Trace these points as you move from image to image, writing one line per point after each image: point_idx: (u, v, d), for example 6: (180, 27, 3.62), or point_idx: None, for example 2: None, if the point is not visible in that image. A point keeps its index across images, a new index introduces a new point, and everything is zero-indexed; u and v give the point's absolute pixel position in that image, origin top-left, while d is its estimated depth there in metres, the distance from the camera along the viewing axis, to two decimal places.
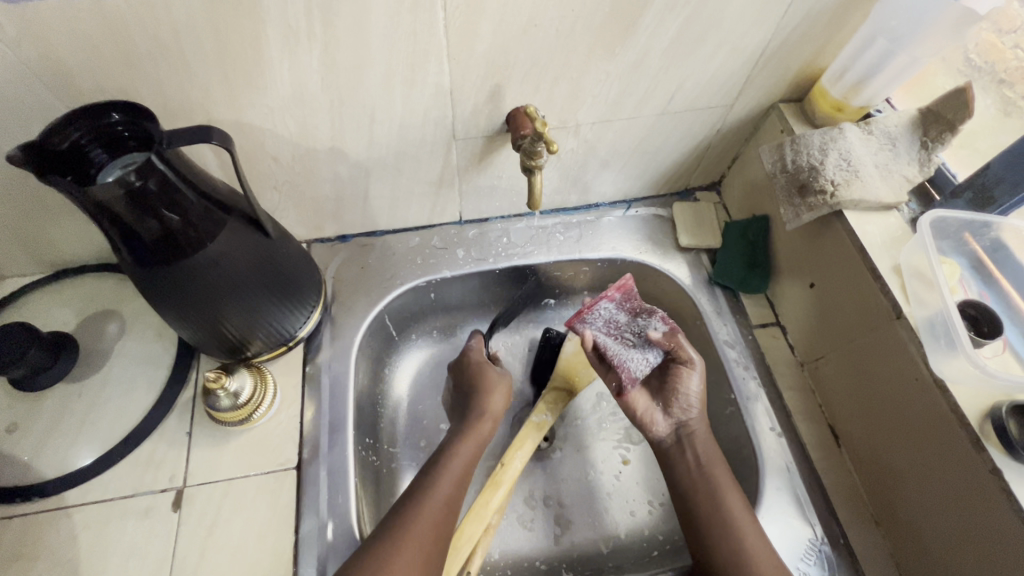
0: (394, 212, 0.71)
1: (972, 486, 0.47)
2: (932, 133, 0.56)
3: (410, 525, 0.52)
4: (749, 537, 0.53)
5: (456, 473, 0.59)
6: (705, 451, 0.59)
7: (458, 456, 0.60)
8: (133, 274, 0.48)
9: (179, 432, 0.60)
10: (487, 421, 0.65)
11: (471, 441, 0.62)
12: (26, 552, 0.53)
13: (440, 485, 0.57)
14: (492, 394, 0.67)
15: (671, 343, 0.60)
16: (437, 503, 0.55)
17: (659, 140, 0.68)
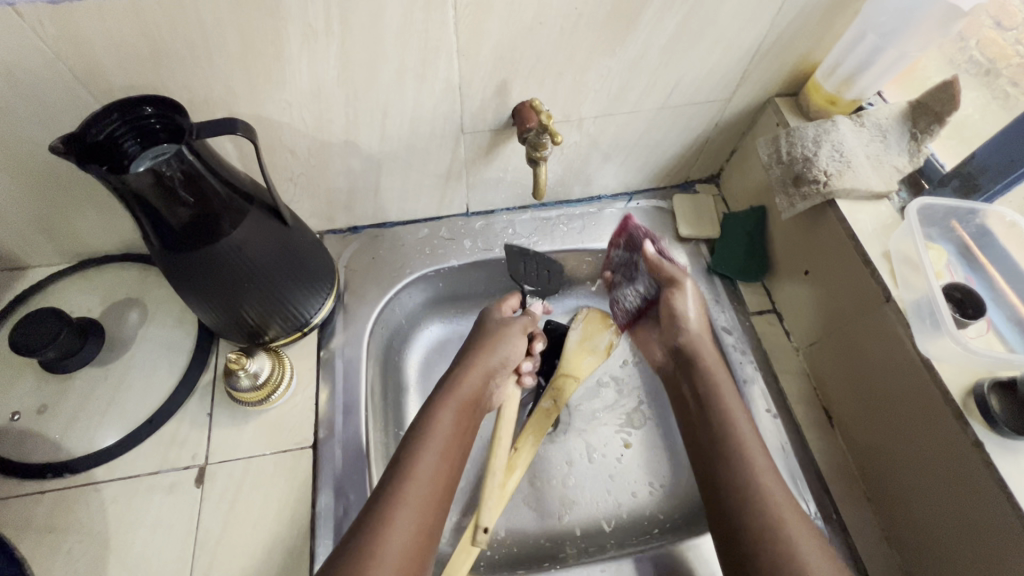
0: (404, 204, 0.74)
1: (957, 458, 0.49)
2: (921, 125, 0.59)
3: (405, 487, 0.53)
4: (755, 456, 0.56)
5: (442, 440, 0.58)
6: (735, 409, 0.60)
7: (443, 419, 0.60)
8: (159, 257, 0.51)
9: (200, 413, 0.63)
10: (477, 375, 0.64)
11: (459, 400, 0.62)
12: (58, 525, 0.56)
13: (428, 451, 0.57)
14: (489, 350, 0.66)
15: (657, 269, 0.70)
16: (427, 467, 0.55)
17: (659, 134, 0.71)
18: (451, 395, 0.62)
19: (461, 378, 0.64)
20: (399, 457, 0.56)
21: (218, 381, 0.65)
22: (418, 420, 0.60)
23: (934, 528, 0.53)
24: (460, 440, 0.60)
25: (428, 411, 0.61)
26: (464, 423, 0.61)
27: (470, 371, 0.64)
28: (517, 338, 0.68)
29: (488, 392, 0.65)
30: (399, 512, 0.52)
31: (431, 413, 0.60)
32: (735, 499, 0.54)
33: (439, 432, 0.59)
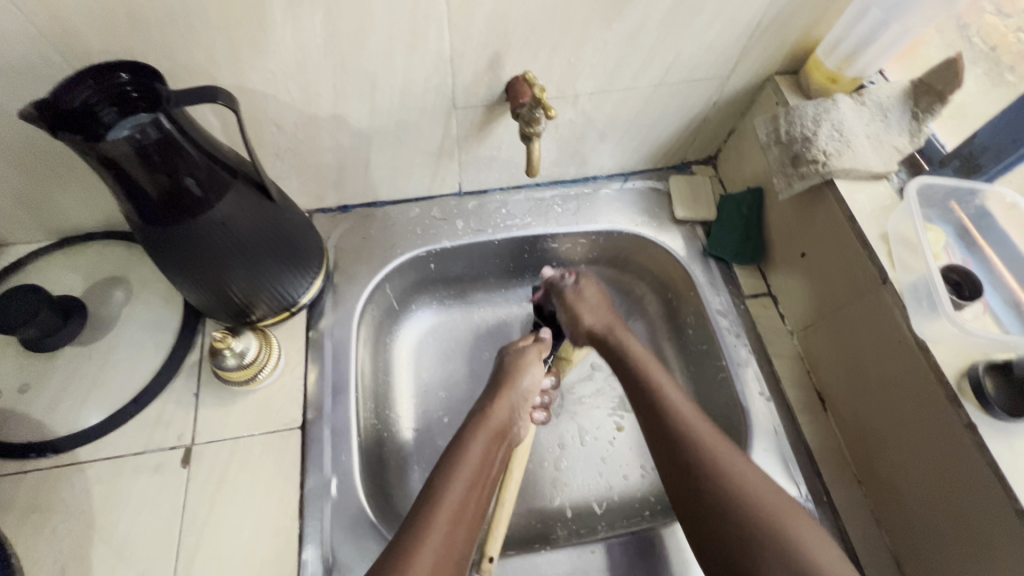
0: (394, 182, 0.72)
1: (955, 455, 0.48)
2: (923, 104, 0.57)
3: (433, 514, 0.50)
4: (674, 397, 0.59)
5: (470, 470, 0.55)
6: (686, 413, 0.57)
7: (473, 451, 0.56)
8: (141, 234, 0.49)
9: (186, 393, 0.61)
10: (504, 407, 0.62)
11: (489, 429, 0.59)
12: (41, 505, 0.55)
13: (456, 480, 0.53)
14: (525, 372, 0.65)
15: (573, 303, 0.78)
16: (455, 496, 0.52)
17: (656, 112, 0.69)
18: (481, 426, 0.59)
19: (489, 409, 0.61)
20: (427, 488, 0.53)
21: (205, 361, 0.64)
22: (449, 449, 0.57)
23: (939, 544, 0.52)
24: (488, 473, 0.57)
25: (459, 441, 0.58)
26: (493, 452, 0.58)
27: (498, 400, 0.62)
28: (535, 359, 0.67)
29: (517, 425, 0.62)
30: (429, 536, 0.48)
31: (459, 443, 0.57)
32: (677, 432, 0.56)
33: (469, 464, 0.55)
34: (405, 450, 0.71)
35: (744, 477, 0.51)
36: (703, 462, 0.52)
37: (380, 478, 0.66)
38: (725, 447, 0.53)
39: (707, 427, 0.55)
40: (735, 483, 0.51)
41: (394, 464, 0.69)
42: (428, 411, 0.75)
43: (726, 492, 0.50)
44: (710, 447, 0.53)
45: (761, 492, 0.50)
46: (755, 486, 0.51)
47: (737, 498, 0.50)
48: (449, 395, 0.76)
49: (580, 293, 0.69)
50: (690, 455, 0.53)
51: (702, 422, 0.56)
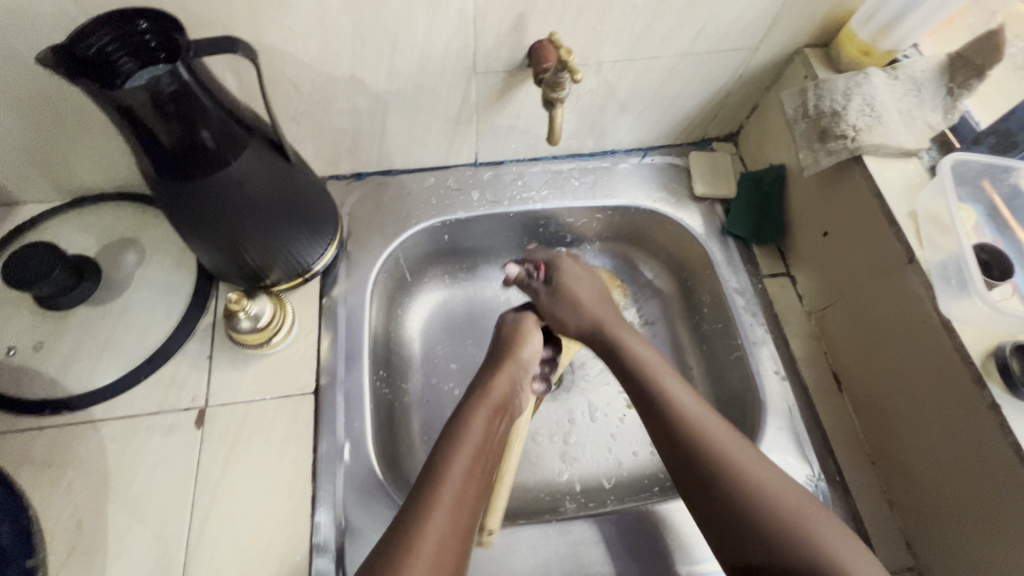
0: (410, 150, 0.71)
1: (979, 443, 0.48)
2: (959, 78, 0.56)
3: (439, 487, 0.49)
4: (681, 396, 0.56)
5: (473, 446, 0.54)
6: (689, 409, 0.54)
7: (475, 426, 0.55)
8: (156, 189, 0.49)
9: (199, 356, 0.61)
10: (504, 379, 0.61)
11: (490, 403, 0.58)
12: (57, 461, 0.55)
13: (457, 456, 0.52)
14: (523, 345, 0.64)
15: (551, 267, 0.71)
16: (457, 475, 0.51)
17: (680, 83, 0.67)
18: (482, 399, 0.58)
19: (489, 383, 0.60)
20: (430, 463, 0.52)
21: (218, 325, 0.64)
22: (448, 427, 0.56)
23: (951, 527, 0.51)
24: (491, 448, 0.56)
25: (460, 415, 0.57)
26: (496, 425, 0.57)
27: (498, 373, 0.61)
28: (533, 327, 0.66)
29: (518, 397, 0.61)
30: (433, 515, 0.47)
31: (460, 417, 0.56)
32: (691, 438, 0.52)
33: (470, 439, 0.54)
34: (414, 421, 0.71)
35: (772, 496, 0.48)
36: (726, 479, 0.50)
37: (392, 448, 0.66)
38: (746, 461, 0.50)
39: (724, 434, 0.53)
40: (767, 501, 0.48)
41: (404, 434, 0.69)
42: (438, 383, 0.75)
43: (759, 517, 0.48)
44: (730, 457, 0.50)
45: (794, 507, 0.48)
46: (783, 496, 0.48)
47: (765, 511, 0.48)
48: (460, 367, 0.76)
49: (554, 295, 0.66)
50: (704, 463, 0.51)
51: (719, 426, 0.53)
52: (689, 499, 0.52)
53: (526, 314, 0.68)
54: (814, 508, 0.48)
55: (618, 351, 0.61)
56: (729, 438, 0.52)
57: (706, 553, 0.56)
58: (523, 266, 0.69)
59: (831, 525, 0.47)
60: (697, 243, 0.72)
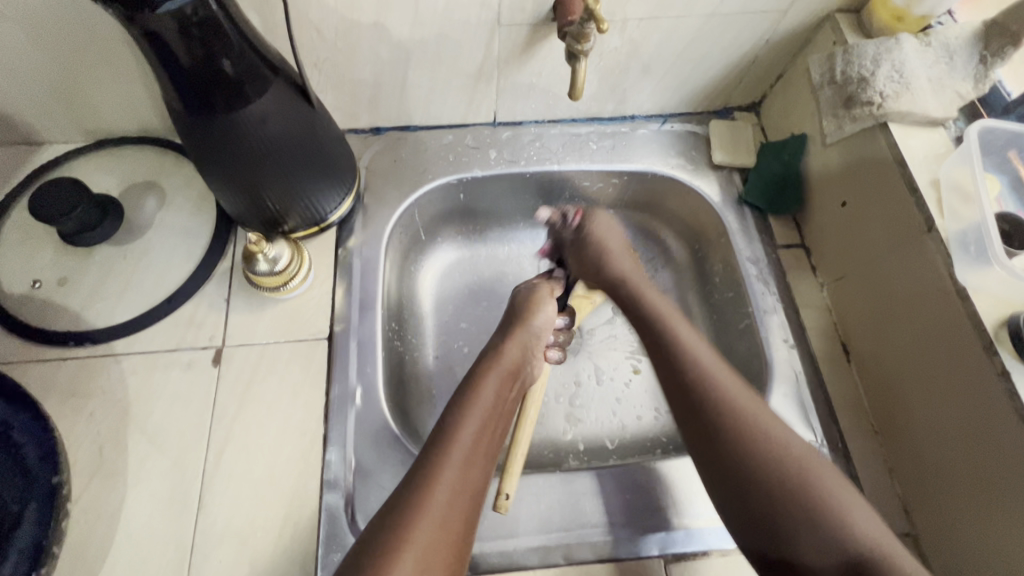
0: (430, 105, 0.71)
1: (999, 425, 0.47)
2: (993, 47, 0.54)
3: (452, 447, 0.49)
4: (695, 347, 0.55)
5: (484, 407, 0.53)
6: (703, 357, 0.54)
7: (487, 390, 0.55)
8: (179, 122, 0.50)
9: (218, 297, 0.63)
10: (517, 346, 0.61)
11: (503, 368, 0.58)
12: (80, 391, 0.57)
13: (470, 417, 0.52)
14: (536, 312, 0.65)
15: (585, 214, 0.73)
16: (469, 437, 0.50)
17: (705, 46, 0.66)
18: (495, 364, 0.58)
19: (501, 348, 0.60)
20: (442, 424, 0.52)
21: (236, 269, 0.65)
22: (458, 391, 0.55)
23: (959, 501, 0.51)
24: (502, 410, 0.56)
25: (472, 378, 0.57)
26: (507, 390, 0.58)
27: (510, 340, 0.61)
28: (546, 299, 0.66)
29: (529, 363, 0.62)
30: (444, 473, 0.47)
31: (474, 380, 0.57)
32: (702, 394, 0.52)
33: (483, 403, 0.54)
34: (423, 376, 0.72)
35: (777, 442, 0.49)
36: (734, 429, 0.50)
37: (401, 399, 0.67)
38: (755, 412, 0.50)
39: (736, 386, 0.52)
40: (771, 456, 0.48)
41: (414, 386, 0.71)
42: (448, 340, 0.76)
43: (764, 467, 0.48)
44: (743, 411, 0.50)
45: (801, 462, 0.48)
46: (794, 450, 0.48)
47: (766, 466, 0.48)
48: (470, 326, 0.77)
49: (580, 240, 0.68)
50: (713, 414, 0.51)
51: (730, 377, 0.53)
52: (696, 448, 0.52)
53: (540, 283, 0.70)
54: (822, 461, 0.48)
55: (635, 303, 0.62)
56: (739, 389, 0.52)
57: (705, 508, 0.57)
58: (557, 210, 0.72)
59: (837, 478, 0.47)
60: (711, 211, 0.72)
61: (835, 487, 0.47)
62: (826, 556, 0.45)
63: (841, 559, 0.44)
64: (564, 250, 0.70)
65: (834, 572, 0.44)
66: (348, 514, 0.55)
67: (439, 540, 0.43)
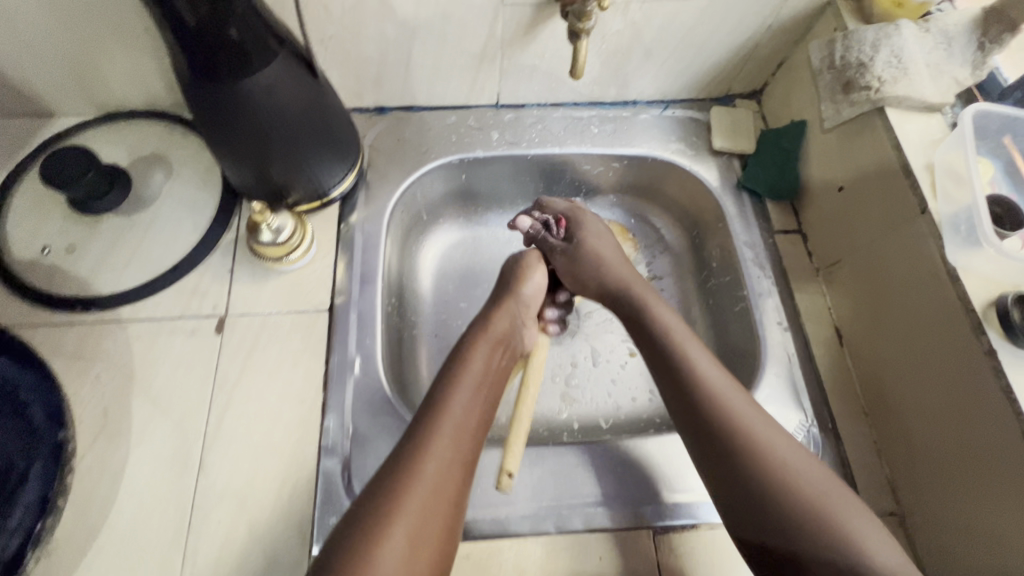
0: (434, 85, 0.72)
1: (979, 408, 0.48)
2: (992, 33, 0.55)
3: (442, 419, 0.51)
4: (706, 367, 0.54)
5: (473, 378, 0.55)
6: (713, 380, 0.53)
7: (476, 359, 0.57)
8: (187, 92, 0.51)
9: (222, 268, 0.64)
10: (505, 316, 0.63)
11: (492, 337, 0.60)
12: (86, 354, 0.58)
13: (460, 387, 0.54)
14: (526, 281, 0.66)
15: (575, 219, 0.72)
16: (459, 407, 0.52)
17: (707, 31, 0.67)
18: (483, 334, 0.60)
19: (490, 317, 0.62)
20: (431, 394, 0.54)
21: (240, 241, 0.66)
22: (447, 362, 0.57)
23: (935, 478, 0.53)
24: (493, 376, 0.58)
25: (462, 347, 0.59)
26: (497, 357, 0.60)
27: (499, 310, 0.63)
28: (536, 263, 0.68)
29: (518, 332, 0.64)
30: (434, 443, 0.49)
31: (464, 351, 0.58)
32: (711, 420, 0.50)
33: (472, 372, 0.56)
34: (422, 353, 0.74)
35: (790, 466, 0.47)
36: (747, 454, 0.48)
37: (400, 373, 0.68)
38: (767, 435, 0.49)
39: (747, 407, 0.51)
40: (784, 485, 0.46)
41: (412, 362, 0.72)
42: (448, 319, 0.77)
43: (777, 493, 0.46)
44: (753, 436, 0.49)
45: (815, 493, 0.46)
46: (807, 482, 0.46)
47: (780, 497, 0.46)
48: (469, 306, 0.78)
49: (571, 252, 0.67)
50: (722, 441, 0.49)
51: (742, 398, 0.52)
52: (708, 470, 0.50)
53: (534, 249, 0.71)
54: (837, 491, 0.46)
55: (639, 314, 0.61)
56: (750, 412, 0.51)
57: (694, 484, 0.58)
58: (540, 218, 0.71)
59: (854, 510, 0.45)
60: (709, 196, 0.73)
61: (852, 518, 0.45)
62: None
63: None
64: (554, 261, 0.69)
65: None
66: (344, 479, 0.56)
67: (430, 509, 0.45)
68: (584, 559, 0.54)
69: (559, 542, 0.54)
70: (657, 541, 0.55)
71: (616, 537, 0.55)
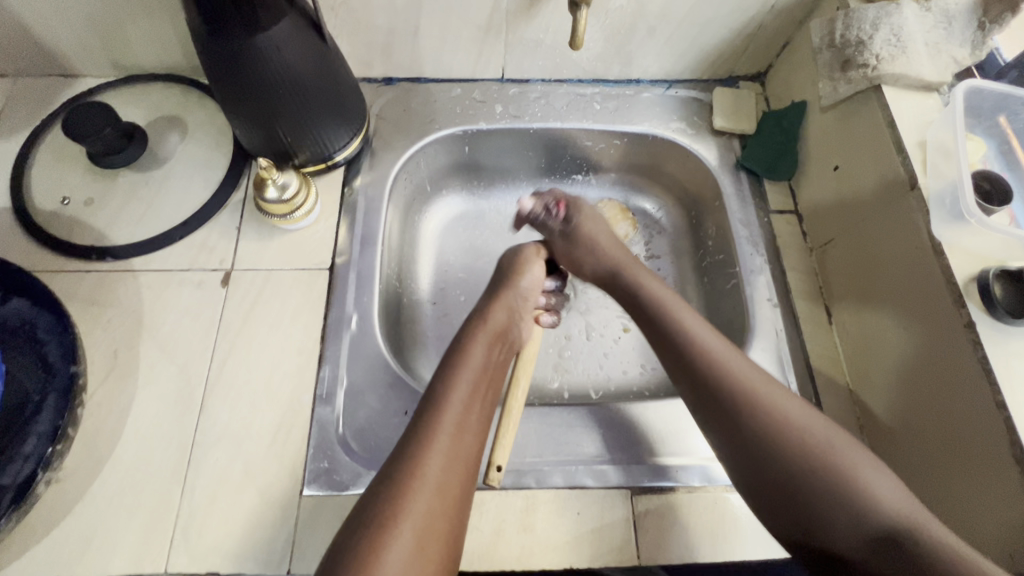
0: (440, 57, 0.74)
1: (969, 404, 0.48)
2: (992, 13, 0.55)
3: (442, 416, 0.50)
4: (700, 329, 0.55)
5: (472, 373, 0.55)
6: (708, 338, 0.54)
7: (474, 354, 0.57)
8: (202, 50, 0.53)
9: (230, 225, 0.67)
10: (502, 309, 0.62)
11: (489, 332, 0.59)
12: (99, 300, 0.62)
13: (459, 383, 0.53)
14: (524, 272, 0.66)
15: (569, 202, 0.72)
16: (457, 405, 0.52)
17: (709, 9, 0.68)
18: (481, 328, 0.59)
19: (488, 313, 0.61)
20: (429, 392, 0.53)
21: (248, 201, 0.68)
22: (444, 361, 0.56)
23: (917, 455, 0.53)
24: (491, 372, 0.57)
25: (459, 343, 0.58)
26: (495, 352, 0.59)
27: (495, 305, 0.62)
28: (535, 264, 0.67)
29: (517, 326, 0.63)
30: (436, 440, 0.48)
31: (460, 348, 0.57)
32: (710, 377, 0.52)
33: (471, 367, 0.55)
34: (420, 319, 0.76)
35: (796, 422, 0.49)
36: (750, 412, 0.50)
37: (396, 336, 0.70)
38: (769, 391, 0.51)
39: (751, 371, 0.52)
40: (788, 431, 0.48)
41: (410, 326, 0.74)
42: (446, 288, 0.79)
43: (783, 444, 0.48)
44: (752, 391, 0.50)
45: (821, 443, 0.48)
46: (808, 430, 0.48)
47: (783, 444, 0.48)
48: (468, 276, 0.80)
49: (571, 233, 0.68)
50: (722, 396, 0.51)
51: (743, 361, 0.53)
52: (713, 428, 0.52)
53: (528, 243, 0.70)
54: (841, 438, 0.48)
55: (636, 295, 0.61)
56: (747, 368, 0.52)
57: (676, 448, 0.59)
58: (541, 201, 0.72)
59: (858, 456, 0.48)
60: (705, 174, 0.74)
61: (855, 462, 0.47)
62: (856, 528, 0.44)
63: (871, 533, 0.44)
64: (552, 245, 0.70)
65: (864, 545, 0.44)
66: (336, 428, 0.58)
67: (435, 505, 0.45)
68: (563, 513, 0.56)
69: (539, 496, 0.56)
70: (633, 502, 0.56)
71: (596, 494, 0.57)
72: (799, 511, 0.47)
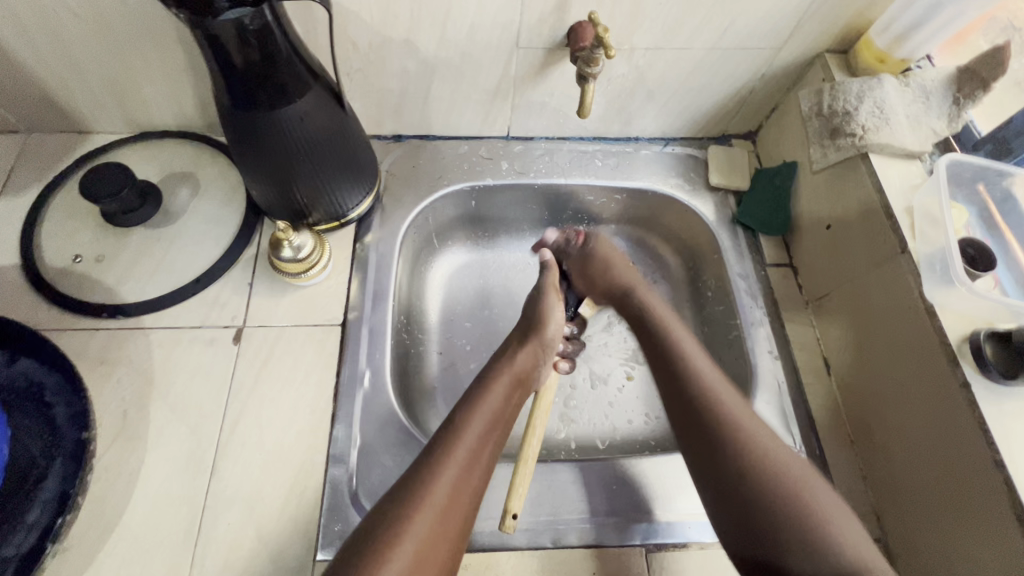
0: (449, 117, 0.77)
1: (967, 458, 0.50)
2: (965, 90, 0.60)
3: (455, 448, 0.51)
4: (696, 359, 0.59)
5: (492, 410, 0.56)
6: (702, 366, 0.58)
7: (496, 391, 0.58)
8: (228, 121, 0.55)
9: (242, 281, 0.67)
10: (528, 353, 0.64)
11: (512, 372, 0.61)
12: (108, 358, 0.61)
13: (476, 419, 0.54)
14: (548, 323, 0.67)
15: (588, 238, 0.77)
16: (471, 440, 0.52)
17: (705, 76, 0.72)
18: (506, 368, 0.61)
19: (514, 355, 0.63)
20: (448, 421, 0.54)
21: (260, 257, 0.69)
22: (467, 395, 0.58)
23: (921, 506, 0.55)
24: (508, 415, 0.58)
25: (483, 381, 0.59)
26: (514, 395, 0.60)
27: (524, 348, 0.64)
28: (555, 303, 0.70)
29: (538, 372, 0.65)
30: (445, 472, 0.49)
31: (482, 383, 0.59)
32: (698, 407, 0.55)
33: (490, 404, 0.56)
34: (427, 369, 0.76)
35: (782, 464, 0.50)
36: (737, 449, 0.51)
37: (405, 388, 0.71)
38: (751, 423, 0.53)
39: (735, 399, 0.55)
40: (764, 461, 0.50)
41: (418, 377, 0.74)
42: (453, 338, 0.80)
43: (766, 486, 0.49)
44: (737, 421, 0.53)
45: (792, 475, 0.49)
46: (788, 464, 0.50)
47: (763, 475, 0.49)
48: (473, 326, 0.81)
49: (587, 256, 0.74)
50: (707, 420, 0.54)
51: (732, 393, 0.56)
52: (694, 453, 0.54)
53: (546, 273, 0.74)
54: (814, 475, 0.50)
55: (643, 316, 0.66)
56: (733, 398, 0.55)
57: (684, 503, 0.60)
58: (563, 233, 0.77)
59: (825, 494, 0.49)
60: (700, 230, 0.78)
61: (825, 500, 0.48)
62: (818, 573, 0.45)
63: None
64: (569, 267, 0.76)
65: None
66: (349, 489, 0.58)
67: (436, 530, 0.46)
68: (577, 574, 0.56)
69: (554, 555, 0.57)
70: (649, 559, 0.57)
71: (611, 554, 0.57)
72: (766, 547, 0.47)
